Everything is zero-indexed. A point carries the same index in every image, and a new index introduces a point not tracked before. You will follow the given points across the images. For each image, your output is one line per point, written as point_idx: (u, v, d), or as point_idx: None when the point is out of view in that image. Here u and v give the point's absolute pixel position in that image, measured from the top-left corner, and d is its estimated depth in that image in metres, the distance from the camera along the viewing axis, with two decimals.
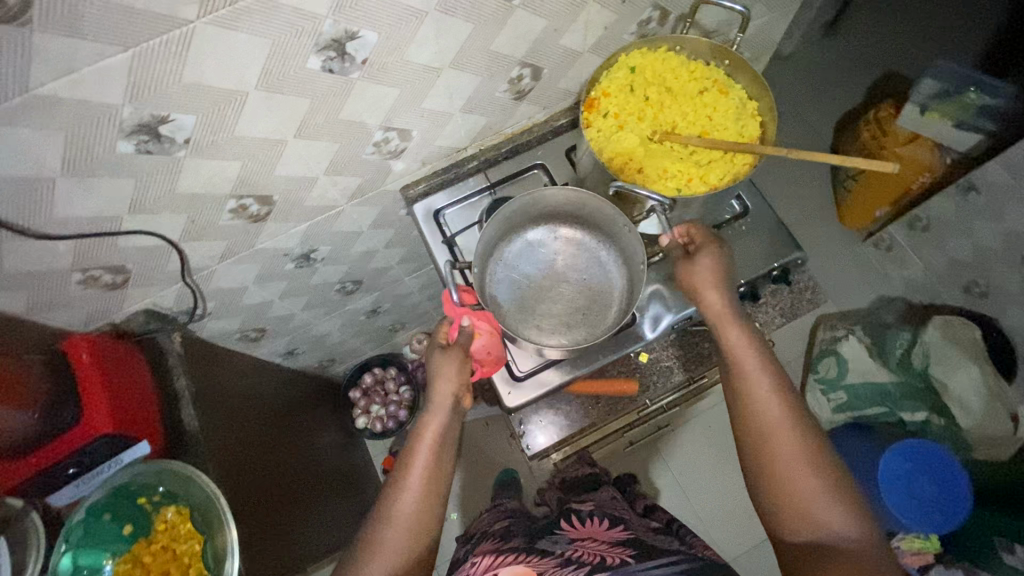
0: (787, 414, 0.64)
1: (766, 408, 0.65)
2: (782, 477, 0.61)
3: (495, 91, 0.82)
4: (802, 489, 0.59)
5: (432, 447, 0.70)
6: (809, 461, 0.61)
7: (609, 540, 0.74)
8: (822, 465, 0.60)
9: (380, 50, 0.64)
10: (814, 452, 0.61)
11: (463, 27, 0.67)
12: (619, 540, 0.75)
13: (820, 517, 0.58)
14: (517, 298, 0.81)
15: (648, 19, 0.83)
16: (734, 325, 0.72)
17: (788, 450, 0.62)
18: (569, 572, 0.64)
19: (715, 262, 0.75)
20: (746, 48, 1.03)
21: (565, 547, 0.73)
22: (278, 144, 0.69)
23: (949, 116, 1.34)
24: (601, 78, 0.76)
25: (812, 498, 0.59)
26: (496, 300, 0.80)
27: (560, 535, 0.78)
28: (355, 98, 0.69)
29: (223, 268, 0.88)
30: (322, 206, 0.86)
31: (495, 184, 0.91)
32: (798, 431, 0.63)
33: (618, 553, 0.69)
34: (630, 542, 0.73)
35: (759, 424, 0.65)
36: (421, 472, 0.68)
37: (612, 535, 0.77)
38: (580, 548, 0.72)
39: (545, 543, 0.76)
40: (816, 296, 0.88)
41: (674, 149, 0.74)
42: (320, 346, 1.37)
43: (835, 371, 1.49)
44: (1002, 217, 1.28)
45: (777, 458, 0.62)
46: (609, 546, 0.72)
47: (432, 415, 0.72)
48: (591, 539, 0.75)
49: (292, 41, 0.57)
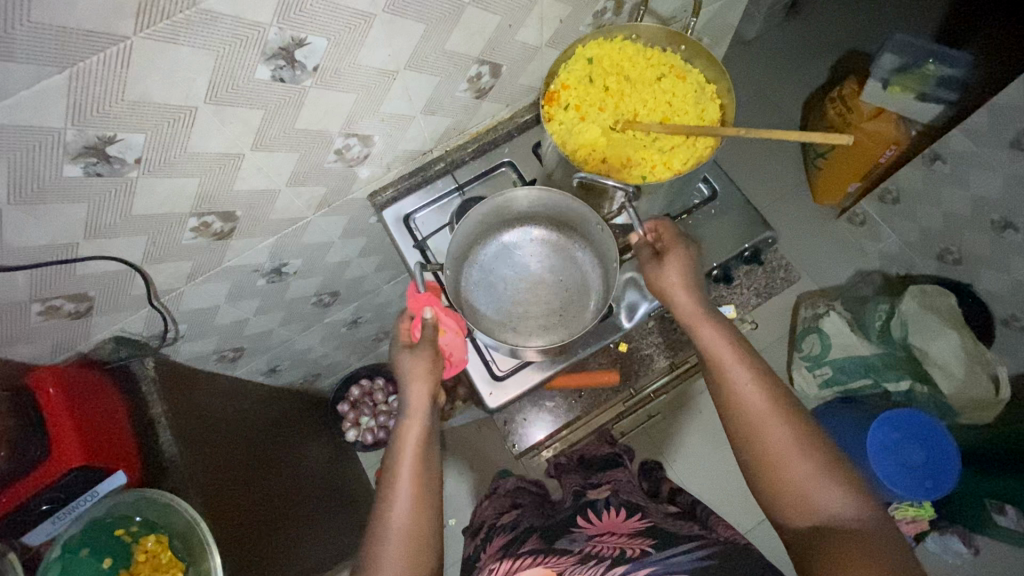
0: (770, 403, 0.65)
1: (749, 400, 0.65)
2: (774, 470, 0.61)
3: (455, 91, 0.81)
4: (797, 475, 0.59)
5: (416, 453, 0.69)
6: (798, 446, 0.61)
7: (628, 532, 0.73)
8: (811, 448, 0.61)
9: (331, 56, 0.63)
10: (802, 434, 0.62)
11: (415, 28, 0.67)
12: (638, 530, 0.74)
13: (819, 500, 0.58)
14: (494, 300, 0.80)
15: (603, 10, 0.83)
16: (707, 321, 0.72)
17: (778, 439, 0.62)
18: (590, 568, 0.64)
19: (682, 257, 0.74)
20: (704, 35, 1.04)
21: (583, 544, 0.72)
22: (235, 158, 0.68)
23: (910, 89, 1.41)
24: (560, 71, 0.76)
25: (808, 482, 0.59)
26: (472, 305, 0.79)
27: (578, 531, 0.77)
28: (310, 106, 0.68)
29: (192, 288, 0.86)
30: (288, 219, 0.84)
31: (463, 185, 0.91)
32: (784, 417, 0.63)
33: (638, 544, 0.68)
34: (648, 531, 0.72)
35: (745, 419, 0.65)
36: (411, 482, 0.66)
37: (630, 525, 0.76)
38: (599, 543, 0.71)
39: (565, 540, 0.74)
40: (790, 274, 0.87)
41: (636, 137, 0.74)
42: (302, 361, 1.35)
43: (819, 347, 1.46)
44: (970, 182, 1.30)
45: (768, 448, 0.62)
46: (630, 538, 0.71)
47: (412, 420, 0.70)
48: (611, 533, 0.74)
49: (237, 50, 0.56)
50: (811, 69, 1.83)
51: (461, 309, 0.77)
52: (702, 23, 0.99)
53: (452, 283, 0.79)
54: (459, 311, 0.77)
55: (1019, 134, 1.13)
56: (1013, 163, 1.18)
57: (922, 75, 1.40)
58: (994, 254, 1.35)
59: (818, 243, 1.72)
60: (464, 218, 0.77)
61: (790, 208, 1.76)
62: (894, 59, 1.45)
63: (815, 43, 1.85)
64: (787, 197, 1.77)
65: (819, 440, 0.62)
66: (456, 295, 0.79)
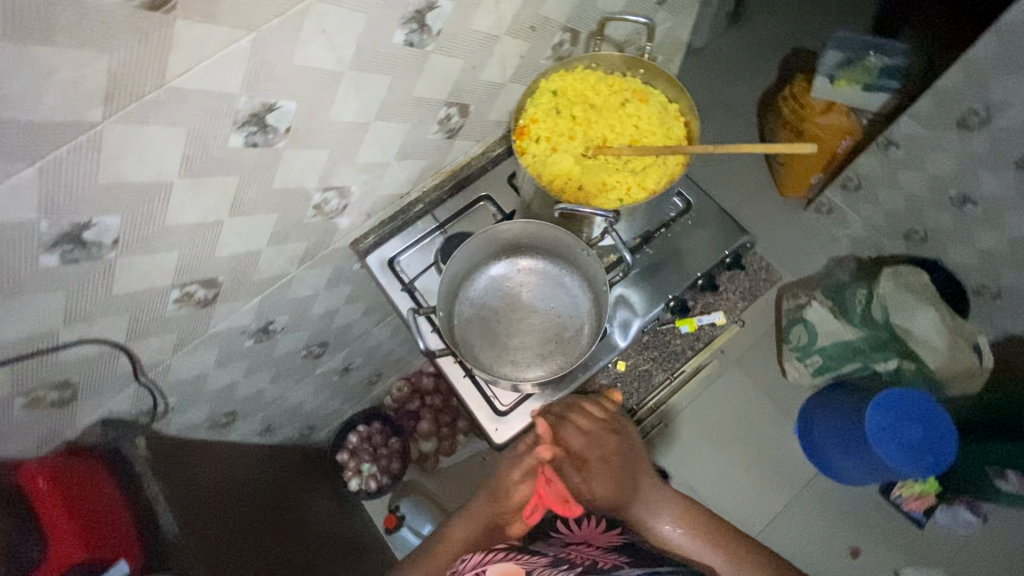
0: (697, 535, 0.74)
1: (690, 545, 0.74)
2: None
3: (426, 134, 0.82)
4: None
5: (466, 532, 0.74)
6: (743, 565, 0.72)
7: (604, 546, 0.77)
8: (739, 558, 0.72)
9: (301, 116, 0.63)
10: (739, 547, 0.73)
11: (382, 80, 0.68)
12: (615, 545, 0.77)
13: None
14: (490, 336, 0.80)
15: (560, 42, 0.85)
16: (623, 490, 0.72)
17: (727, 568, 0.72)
18: (560, 572, 0.68)
19: (597, 429, 0.73)
20: (660, 53, 1.07)
21: (556, 550, 0.75)
22: (213, 226, 0.67)
23: (856, 82, 1.49)
24: (526, 106, 0.78)
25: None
26: (469, 343, 0.79)
27: (554, 537, 0.81)
28: (284, 167, 0.68)
29: (180, 359, 0.84)
30: (271, 277, 0.83)
31: (444, 223, 0.91)
32: (722, 545, 0.73)
33: (611, 558, 0.72)
34: (625, 548, 0.76)
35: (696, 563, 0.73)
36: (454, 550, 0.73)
37: (608, 539, 0.79)
38: (573, 551, 0.75)
39: (538, 544, 0.78)
40: (772, 274, 0.89)
41: (608, 162, 0.76)
42: (296, 416, 1.32)
43: (807, 337, 1.49)
44: (925, 163, 1.36)
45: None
46: (605, 552, 0.75)
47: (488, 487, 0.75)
48: (587, 543, 0.78)
49: (208, 123, 0.56)
50: (759, 71, 1.90)
51: (460, 351, 0.76)
52: (656, 42, 1.02)
53: (447, 324, 0.78)
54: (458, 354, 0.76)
55: (966, 113, 1.20)
56: (962, 141, 1.24)
57: (865, 68, 1.49)
58: (957, 229, 1.40)
59: (790, 235, 1.76)
60: (451, 258, 0.77)
61: (759, 205, 1.80)
62: (837, 55, 1.53)
63: (762, 46, 1.92)
64: (755, 194, 1.82)
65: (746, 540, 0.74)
66: (453, 335, 0.78)
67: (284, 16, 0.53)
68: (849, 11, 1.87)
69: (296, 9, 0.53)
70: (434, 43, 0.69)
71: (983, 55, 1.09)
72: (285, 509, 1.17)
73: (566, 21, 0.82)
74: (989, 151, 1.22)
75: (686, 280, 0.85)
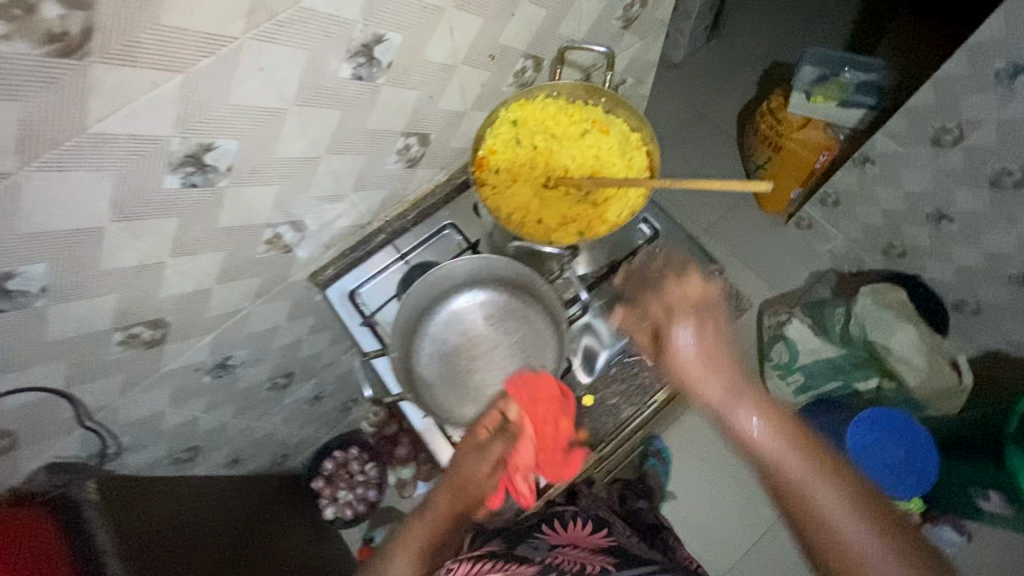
0: (764, 408, 0.61)
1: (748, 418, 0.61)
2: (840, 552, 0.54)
3: (385, 164, 0.80)
4: (807, 474, 0.57)
5: (443, 497, 0.68)
6: (821, 472, 0.56)
7: (590, 547, 0.74)
8: (813, 458, 0.57)
9: (244, 155, 0.61)
10: (832, 474, 0.56)
11: (330, 115, 0.65)
12: (601, 547, 0.74)
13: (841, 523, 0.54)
14: (450, 375, 0.77)
15: (523, 69, 0.84)
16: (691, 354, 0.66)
17: (779, 445, 0.59)
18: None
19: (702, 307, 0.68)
20: (628, 75, 1.06)
21: (544, 553, 0.70)
22: (155, 267, 0.64)
23: (831, 97, 1.48)
24: (485, 135, 0.75)
25: (822, 487, 0.56)
26: (428, 385, 0.77)
27: (540, 538, 0.75)
28: (230, 205, 0.65)
29: (130, 399, 0.81)
30: (225, 313, 0.80)
31: (407, 253, 0.88)
32: (794, 435, 0.59)
33: (598, 560, 0.69)
34: (610, 549, 0.73)
35: (786, 481, 0.57)
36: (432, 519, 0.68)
37: (593, 541, 0.77)
38: (560, 554, 0.69)
39: (526, 547, 0.72)
40: (741, 302, 0.88)
41: (569, 194, 0.74)
42: (266, 445, 1.28)
43: (788, 354, 1.47)
44: (900, 180, 1.35)
45: (771, 456, 0.59)
46: (591, 553, 0.71)
47: (446, 483, 0.69)
48: (573, 546, 0.74)
49: (139, 166, 0.53)
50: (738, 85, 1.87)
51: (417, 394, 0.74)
52: (623, 64, 1.01)
53: (404, 365, 0.76)
54: (415, 399, 0.74)
55: (939, 131, 1.19)
56: (936, 159, 1.24)
57: (840, 84, 1.48)
58: (934, 245, 1.39)
59: (771, 250, 1.75)
60: (405, 296, 0.75)
61: (740, 219, 1.78)
62: (813, 70, 1.52)
63: (740, 57, 1.90)
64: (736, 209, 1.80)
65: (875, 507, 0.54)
66: (411, 377, 0.76)
67: (214, 55, 0.50)
68: (825, 22, 1.86)
69: (226, 48, 0.50)
70: (386, 75, 0.66)
71: (954, 71, 1.09)
72: (257, 545, 1.12)
73: (526, 48, 0.80)
74: (963, 167, 1.21)
75: None
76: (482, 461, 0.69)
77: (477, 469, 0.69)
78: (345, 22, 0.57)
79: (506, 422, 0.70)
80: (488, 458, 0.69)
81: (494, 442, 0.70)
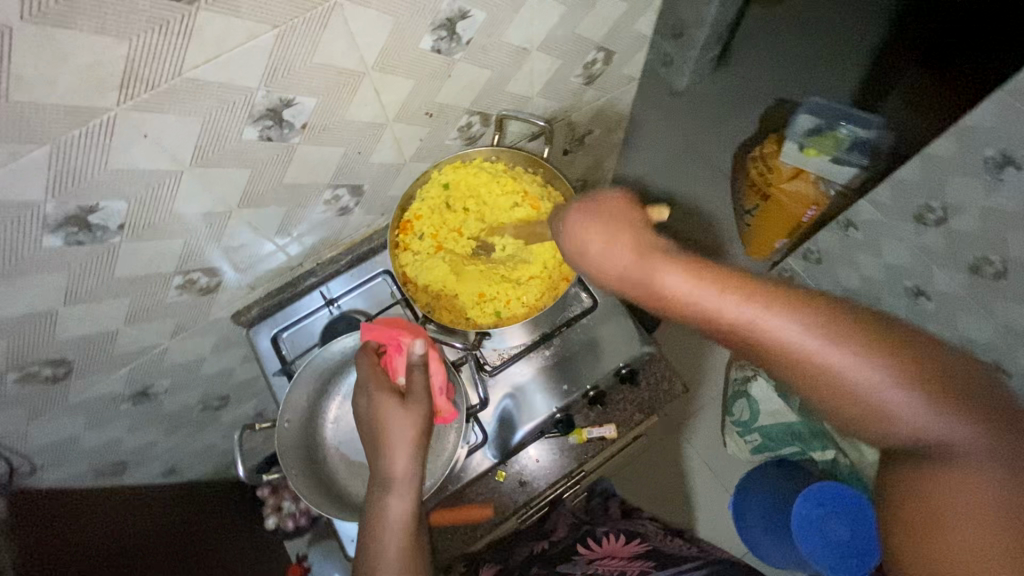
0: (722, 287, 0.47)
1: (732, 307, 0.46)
2: (855, 407, 0.43)
3: (312, 213, 0.77)
4: (805, 337, 0.44)
5: (405, 455, 0.62)
6: (823, 333, 0.44)
7: (627, 555, 0.84)
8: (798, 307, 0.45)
9: (137, 213, 0.58)
10: (818, 310, 0.45)
11: (238, 174, 0.62)
12: (637, 554, 0.84)
13: (859, 373, 0.43)
14: (348, 450, 0.76)
15: (469, 124, 0.80)
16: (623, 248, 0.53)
17: (772, 320, 0.45)
18: None
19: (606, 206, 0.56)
20: (594, 126, 1.02)
21: (585, 566, 0.82)
22: (47, 315, 0.62)
23: (824, 151, 1.40)
24: (414, 198, 0.79)
25: (822, 346, 0.44)
26: (327, 451, 0.75)
27: (578, 557, 0.86)
28: (128, 258, 0.63)
29: (38, 426, 0.79)
30: (139, 349, 0.79)
31: (335, 299, 0.86)
32: (771, 291, 0.46)
33: (638, 565, 0.79)
34: (646, 555, 0.83)
35: (786, 354, 0.45)
36: (404, 475, 0.62)
37: (628, 550, 0.86)
38: (600, 565, 0.81)
39: (567, 565, 0.84)
40: (674, 386, 0.83)
41: (488, 267, 0.77)
42: (207, 456, 1.28)
43: (749, 413, 1.40)
44: (882, 250, 1.29)
45: (773, 334, 0.45)
46: (629, 560, 0.82)
47: (392, 446, 0.62)
48: (611, 556, 0.85)
49: (9, 229, 0.51)
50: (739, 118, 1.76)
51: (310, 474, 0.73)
52: (586, 117, 0.97)
53: (302, 430, 0.74)
54: (307, 470, 0.73)
55: (923, 208, 1.13)
56: (918, 236, 1.18)
57: (834, 138, 1.41)
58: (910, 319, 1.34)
59: None
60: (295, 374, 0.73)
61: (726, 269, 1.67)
62: (810, 120, 1.47)
63: (746, 91, 1.75)
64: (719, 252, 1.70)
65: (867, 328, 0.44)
66: (308, 443, 0.75)
67: (85, 127, 0.48)
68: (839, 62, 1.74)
69: (99, 120, 0.48)
70: (301, 135, 0.63)
71: (943, 152, 1.01)
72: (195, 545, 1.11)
73: (469, 105, 0.76)
74: (943, 249, 1.14)
75: (574, 392, 0.80)
76: (416, 405, 0.64)
77: (411, 418, 0.63)
78: (242, 91, 0.53)
79: (412, 357, 0.66)
80: (417, 400, 0.65)
81: (414, 377, 0.65)
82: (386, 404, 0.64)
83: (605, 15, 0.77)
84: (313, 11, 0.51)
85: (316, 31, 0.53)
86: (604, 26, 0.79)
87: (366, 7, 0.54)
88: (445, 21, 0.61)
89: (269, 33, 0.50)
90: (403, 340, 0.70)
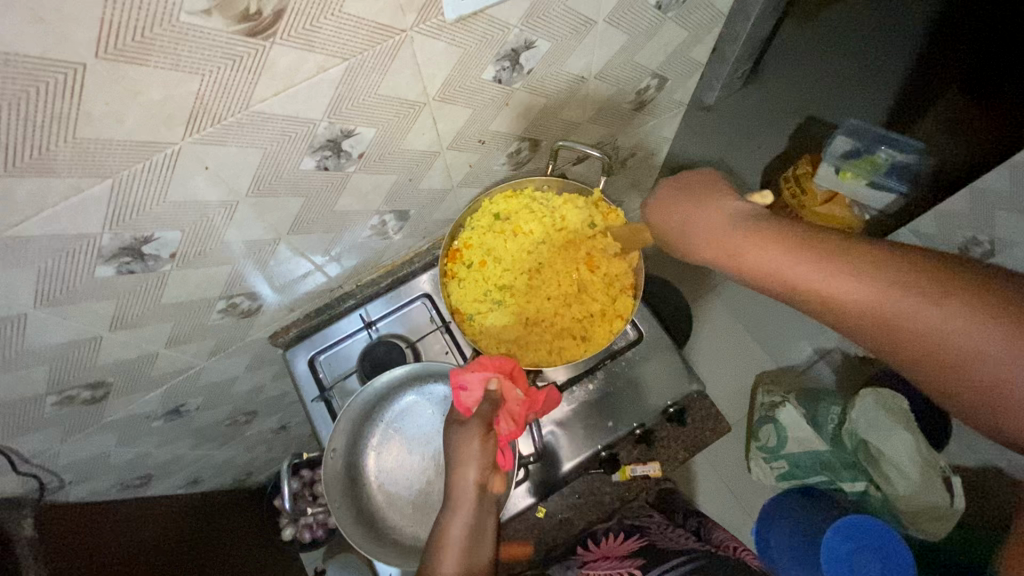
0: (825, 261, 0.45)
1: (771, 260, 0.49)
2: (892, 326, 0.42)
3: (358, 238, 0.76)
4: (847, 288, 0.44)
5: (471, 466, 0.66)
6: (833, 256, 0.45)
7: (622, 555, 0.72)
8: (856, 255, 0.44)
9: (189, 242, 0.57)
10: (878, 264, 0.43)
11: (291, 203, 0.61)
12: (633, 553, 0.72)
13: (920, 315, 0.40)
14: (390, 487, 0.76)
15: (518, 150, 0.79)
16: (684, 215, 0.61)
17: (816, 274, 0.46)
18: None
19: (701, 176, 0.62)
20: (637, 150, 1.00)
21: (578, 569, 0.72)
22: (91, 340, 0.61)
23: (863, 176, 1.24)
24: (464, 226, 0.82)
25: (866, 287, 0.43)
26: (368, 479, 0.76)
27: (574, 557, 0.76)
28: (177, 284, 0.61)
29: (70, 444, 0.78)
30: (175, 370, 0.77)
31: (375, 322, 0.85)
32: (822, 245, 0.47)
33: (627, 567, 0.68)
34: (642, 553, 0.71)
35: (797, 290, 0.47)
36: (473, 483, 0.66)
37: (629, 549, 0.74)
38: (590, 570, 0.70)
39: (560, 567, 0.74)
40: (720, 424, 0.85)
41: (540, 301, 0.80)
42: (228, 468, 1.25)
43: (776, 440, 1.30)
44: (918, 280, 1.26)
45: (771, 268, 0.49)
46: (622, 561, 0.70)
47: (458, 464, 0.67)
48: (604, 557, 0.74)
49: (64, 262, 0.49)
50: None
51: (350, 509, 0.73)
52: (632, 142, 0.96)
53: (345, 460, 0.75)
54: (348, 501, 0.73)
55: None
56: None
57: (871, 162, 1.20)
58: None
59: None
60: (342, 407, 0.74)
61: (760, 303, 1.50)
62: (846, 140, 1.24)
63: None
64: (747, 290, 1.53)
65: (969, 279, 0.39)
66: (351, 472, 0.75)
67: (148, 161, 0.46)
68: None
69: (162, 154, 0.46)
70: (357, 163, 0.61)
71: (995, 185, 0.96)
72: (212, 548, 1.09)
73: (520, 132, 0.74)
74: None
75: (620, 430, 0.80)
76: (474, 427, 0.67)
77: (471, 435, 0.67)
78: (305, 123, 0.52)
79: (485, 395, 0.68)
80: (474, 426, 0.67)
81: (479, 409, 0.68)
82: (451, 436, 0.69)
83: (665, 43, 0.75)
84: (385, 43, 0.49)
85: (386, 62, 0.51)
86: (662, 54, 0.77)
87: (436, 39, 0.52)
88: (510, 51, 0.59)
89: (338, 65, 0.48)
90: (462, 376, 0.69)
